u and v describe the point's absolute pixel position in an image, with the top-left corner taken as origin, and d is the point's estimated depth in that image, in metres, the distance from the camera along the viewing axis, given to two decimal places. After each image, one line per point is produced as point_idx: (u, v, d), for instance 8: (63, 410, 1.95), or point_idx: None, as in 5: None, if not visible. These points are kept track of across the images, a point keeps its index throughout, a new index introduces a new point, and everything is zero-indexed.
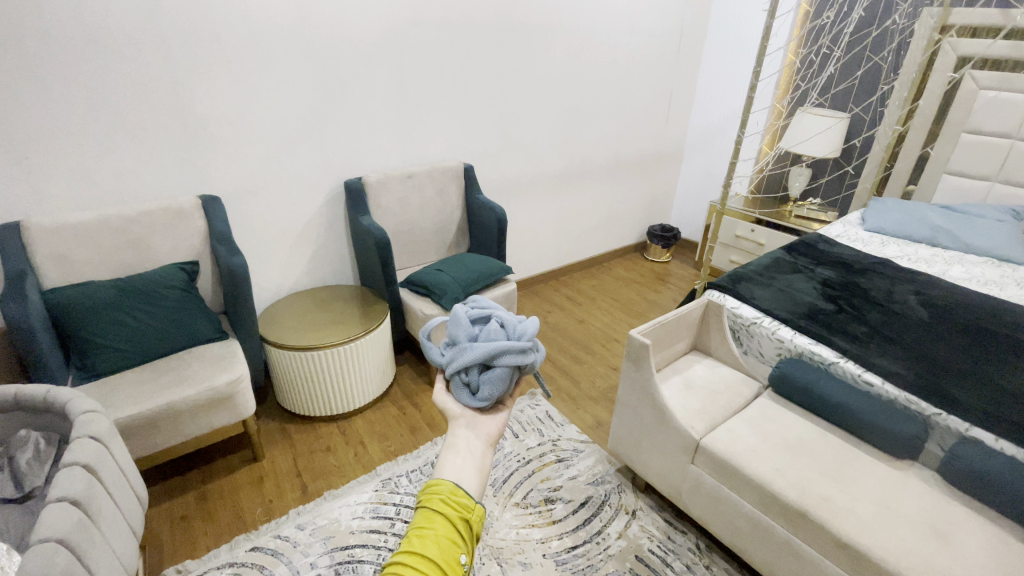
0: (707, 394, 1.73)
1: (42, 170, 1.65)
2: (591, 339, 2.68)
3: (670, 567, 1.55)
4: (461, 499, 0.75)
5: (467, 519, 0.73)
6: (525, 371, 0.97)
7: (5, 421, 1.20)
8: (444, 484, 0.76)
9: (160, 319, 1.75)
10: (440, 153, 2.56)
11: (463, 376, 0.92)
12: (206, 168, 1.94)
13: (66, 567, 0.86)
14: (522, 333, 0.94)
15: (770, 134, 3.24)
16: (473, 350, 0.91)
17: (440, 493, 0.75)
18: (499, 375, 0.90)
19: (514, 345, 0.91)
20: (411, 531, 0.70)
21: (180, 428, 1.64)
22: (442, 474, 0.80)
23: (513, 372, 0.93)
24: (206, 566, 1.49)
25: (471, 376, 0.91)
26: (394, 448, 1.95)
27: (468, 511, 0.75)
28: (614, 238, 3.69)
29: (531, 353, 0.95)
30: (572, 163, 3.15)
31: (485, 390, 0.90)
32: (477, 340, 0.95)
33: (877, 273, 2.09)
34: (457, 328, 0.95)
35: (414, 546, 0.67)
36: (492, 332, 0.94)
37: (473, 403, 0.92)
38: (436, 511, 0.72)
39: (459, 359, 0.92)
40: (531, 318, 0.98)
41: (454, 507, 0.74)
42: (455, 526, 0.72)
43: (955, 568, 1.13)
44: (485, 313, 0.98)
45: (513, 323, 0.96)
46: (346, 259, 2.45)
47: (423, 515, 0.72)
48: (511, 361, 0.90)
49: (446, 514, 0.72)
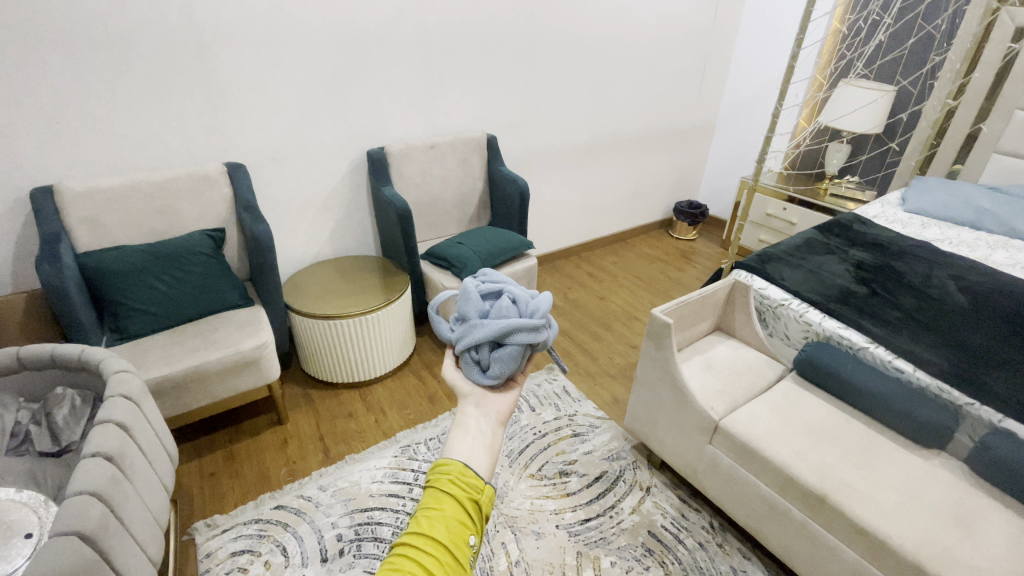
0: (729, 375, 1.70)
1: (72, 135, 1.67)
2: (611, 317, 2.65)
3: (682, 543, 1.56)
4: (470, 479, 0.75)
5: (476, 500, 0.74)
6: (537, 347, 0.95)
7: (43, 377, 1.25)
8: (452, 465, 0.76)
9: (188, 284, 1.80)
10: (464, 123, 2.51)
11: (474, 354, 0.91)
12: (231, 136, 1.94)
13: (100, 518, 0.88)
14: (535, 310, 0.92)
15: (809, 107, 3.08)
16: (484, 327, 0.89)
17: (448, 473, 0.75)
18: (510, 353, 0.89)
19: (527, 323, 0.89)
20: (420, 510, 0.70)
21: (208, 389, 1.69)
22: (451, 454, 0.80)
23: (525, 350, 0.92)
24: (233, 520, 1.56)
25: (481, 354, 0.90)
26: (413, 416, 1.99)
27: (477, 491, 0.75)
28: (639, 213, 3.61)
29: (544, 330, 0.93)
30: (599, 136, 3.06)
31: (495, 368, 0.89)
32: (487, 316, 0.93)
33: (915, 257, 2.00)
34: (467, 305, 0.93)
35: (422, 527, 0.67)
36: (504, 308, 0.91)
37: (483, 381, 0.91)
38: (443, 490, 0.73)
39: (470, 336, 0.90)
40: (543, 293, 0.95)
41: (463, 487, 0.74)
42: (464, 507, 0.72)
43: (976, 558, 1.11)
44: (496, 288, 0.96)
45: (525, 300, 0.93)
46: (368, 229, 2.45)
47: (432, 495, 0.73)
48: (523, 339, 0.89)
49: (455, 494, 0.72)
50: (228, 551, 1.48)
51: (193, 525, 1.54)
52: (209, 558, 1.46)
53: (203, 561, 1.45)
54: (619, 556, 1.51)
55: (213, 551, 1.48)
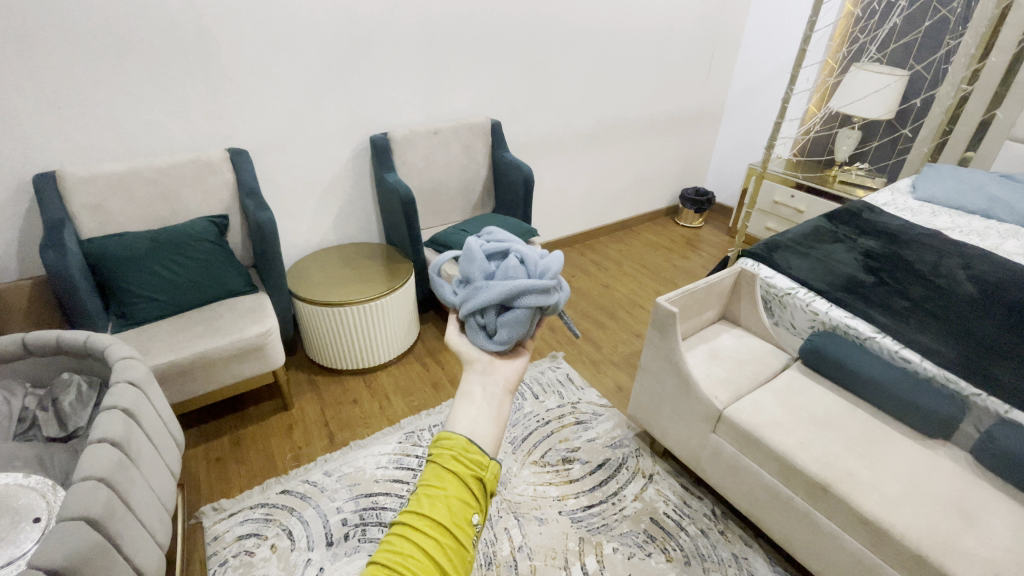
0: (733, 364, 1.69)
1: (73, 120, 1.66)
2: (615, 305, 2.64)
3: (684, 530, 1.57)
4: (474, 456, 0.71)
5: (481, 478, 0.69)
6: (546, 311, 0.94)
7: (49, 363, 1.26)
8: (455, 440, 0.71)
9: (192, 271, 1.80)
10: (468, 108, 2.48)
11: (480, 318, 0.90)
12: (233, 121, 1.93)
13: (107, 503, 0.89)
14: (544, 271, 0.91)
15: (820, 92, 3.02)
16: (492, 289, 0.88)
17: (451, 449, 0.71)
18: (518, 316, 0.87)
19: (537, 285, 0.88)
20: (419, 488, 0.66)
21: (214, 375, 1.70)
22: (454, 427, 0.75)
23: (534, 313, 0.91)
24: (240, 504, 1.58)
25: (488, 318, 0.89)
26: (417, 403, 2.00)
27: (481, 468, 0.70)
28: (645, 200, 3.58)
29: (555, 292, 0.92)
30: (605, 122, 3.02)
31: (503, 332, 0.88)
32: (494, 277, 0.92)
33: (925, 245, 1.97)
34: (472, 265, 0.92)
35: (421, 507, 0.63)
36: (512, 269, 0.90)
37: (491, 346, 0.90)
38: (445, 468, 0.68)
39: (477, 298, 0.89)
40: (554, 253, 0.94)
41: (466, 464, 0.69)
42: (467, 485, 0.67)
43: (979, 548, 1.10)
44: (503, 248, 0.96)
45: (534, 261, 0.92)
46: (371, 216, 2.44)
47: (433, 472, 0.68)
48: (532, 302, 0.87)
49: (457, 472, 0.68)
50: (235, 535, 1.50)
51: (200, 509, 1.56)
52: (216, 542, 1.48)
53: (211, 545, 1.47)
54: (621, 542, 1.52)
55: (220, 535, 1.50)
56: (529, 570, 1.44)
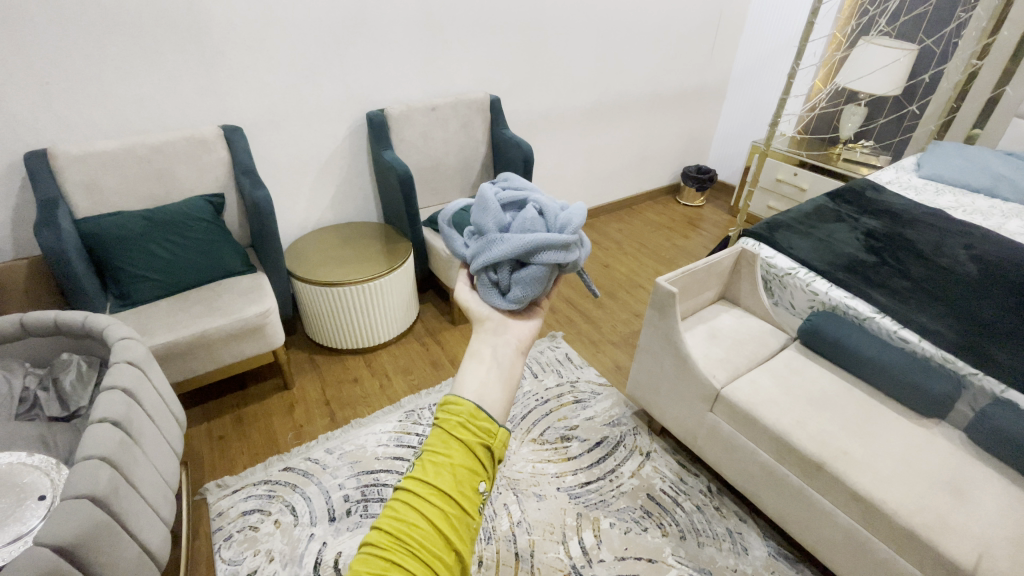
0: (732, 344, 1.69)
1: (63, 96, 1.62)
2: (614, 284, 2.63)
3: (680, 506, 1.59)
4: (482, 423, 0.67)
5: (488, 446, 0.66)
6: (562, 268, 0.93)
7: (50, 343, 1.26)
8: (464, 406, 0.68)
9: (189, 251, 1.79)
10: (466, 83, 2.42)
11: (493, 274, 0.90)
12: (226, 97, 1.88)
13: (110, 482, 0.90)
14: (564, 225, 0.90)
15: (826, 67, 2.94)
16: (507, 243, 0.87)
17: (458, 415, 0.67)
18: (534, 273, 0.87)
19: (556, 240, 0.87)
20: (424, 455, 0.63)
21: (214, 355, 1.71)
22: (461, 391, 0.72)
23: (550, 270, 0.90)
24: (243, 481, 1.61)
25: (502, 275, 0.89)
26: (418, 382, 2.01)
27: (489, 436, 0.67)
28: (646, 178, 3.53)
29: (574, 248, 0.91)
30: (606, 98, 2.96)
31: (517, 289, 0.88)
32: (510, 229, 0.91)
33: (927, 225, 1.96)
34: (485, 216, 0.91)
35: (427, 475, 0.61)
36: (529, 223, 0.89)
37: (503, 304, 0.89)
38: (452, 435, 0.65)
39: (492, 252, 0.88)
40: (573, 205, 0.92)
41: (473, 432, 0.66)
42: (474, 454, 0.65)
43: (969, 525, 1.12)
44: (519, 199, 0.94)
45: (553, 214, 0.91)
46: (369, 195, 2.41)
47: (439, 437, 0.65)
48: (550, 258, 0.87)
49: (464, 440, 0.65)
50: (239, 511, 1.53)
51: (204, 485, 1.59)
52: (221, 517, 1.51)
53: (216, 520, 1.50)
54: (618, 518, 1.55)
55: (224, 510, 1.53)
56: (527, 544, 1.48)
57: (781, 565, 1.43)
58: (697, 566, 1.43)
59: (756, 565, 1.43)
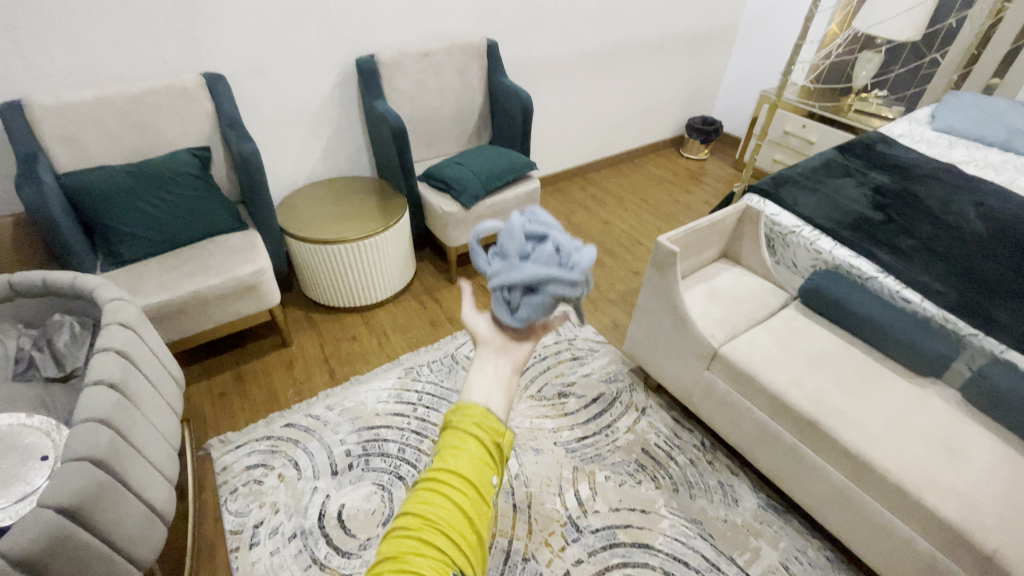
0: (731, 303, 1.66)
1: (31, 41, 1.52)
2: (614, 242, 2.59)
3: (673, 460, 1.63)
4: (493, 422, 0.65)
5: (501, 444, 0.64)
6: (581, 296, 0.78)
7: (39, 304, 1.24)
8: (476, 407, 0.65)
9: (178, 208, 1.74)
10: (462, 26, 2.28)
11: (503, 292, 0.76)
12: (207, 42, 1.77)
13: (110, 444, 0.89)
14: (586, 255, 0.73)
15: (844, 11, 2.74)
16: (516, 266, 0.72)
17: (471, 414, 0.65)
18: (541, 305, 0.72)
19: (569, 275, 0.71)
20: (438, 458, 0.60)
21: (210, 314, 1.69)
22: (470, 396, 0.69)
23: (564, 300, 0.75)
24: (246, 437, 1.63)
25: (511, 297, 0.75)
26: (416, 340, 2.01)
27: (500, 435, 0.65)
28: (649, 130, 3.41)
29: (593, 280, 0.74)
30: (610, 42, 2.80)
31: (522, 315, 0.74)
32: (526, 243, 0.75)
33: (938, 181, 1.90)
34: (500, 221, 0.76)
35: (444, 478, 0.58)
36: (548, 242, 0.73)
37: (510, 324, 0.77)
38: (465, 434, 0.62)
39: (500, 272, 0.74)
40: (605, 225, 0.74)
41: (487, 430, 0.64)
42: (489, 451, 0.62)
43: (957, 481, 1.15)
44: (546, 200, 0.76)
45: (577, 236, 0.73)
46: (361, 148, 2.32)
47: (451, 439, 0.62)
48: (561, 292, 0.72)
49: (478, 437, 0.62)
50: (244, 465, 1.56)
51: (208, 441, 1.61)
52: (226, 471, 1.54)
53: (221, 474, 1.54)
54: (613, 471, 1.59)
55: (229, 465, 1.56)
56: (525, 496, 1.52)
57: (770, 515, 1.48)
58: (689, 517, 1.48)
59: (746, 516, 1.48)
